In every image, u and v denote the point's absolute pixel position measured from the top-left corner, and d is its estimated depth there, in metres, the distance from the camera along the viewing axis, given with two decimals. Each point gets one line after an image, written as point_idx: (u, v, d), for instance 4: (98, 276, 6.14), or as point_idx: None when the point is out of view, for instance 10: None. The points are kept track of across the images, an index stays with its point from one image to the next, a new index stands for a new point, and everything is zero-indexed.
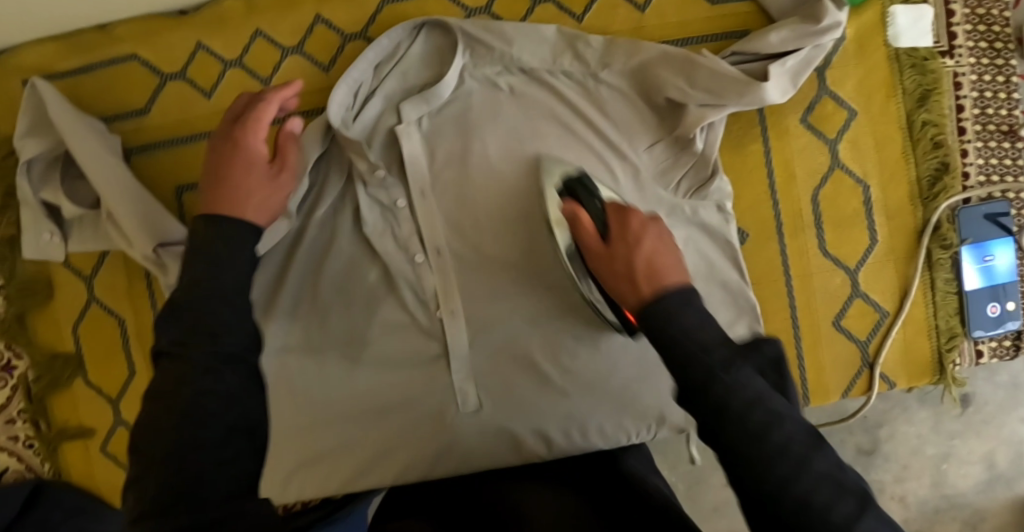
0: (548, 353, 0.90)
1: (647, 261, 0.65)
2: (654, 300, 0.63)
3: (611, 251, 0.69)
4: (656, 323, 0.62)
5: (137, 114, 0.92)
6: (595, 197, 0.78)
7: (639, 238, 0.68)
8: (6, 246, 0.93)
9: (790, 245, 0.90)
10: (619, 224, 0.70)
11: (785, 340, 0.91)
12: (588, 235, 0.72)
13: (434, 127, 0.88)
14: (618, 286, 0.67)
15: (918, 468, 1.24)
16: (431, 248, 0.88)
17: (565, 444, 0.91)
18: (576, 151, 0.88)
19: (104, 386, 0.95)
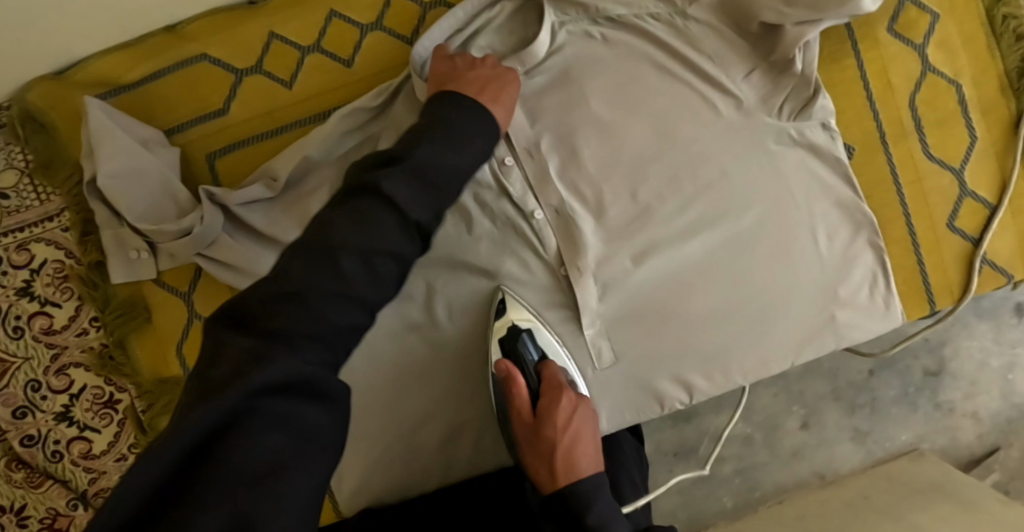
0: (675, 298, 0.87)
1: (567, 450, 0.81)
2: (569, 490, 0.79)
3: (539, 428, 0.82)
4: (574, 505, 0.78)
5: (216, 115, 0.88)
6: (534, 364, 0.86)
7: (565, 424, 0.82)
8: (96, 273, 0.89)
9: (897, 152, 0.90)
10: (550, 403, 0.83)
11: (904, 249, 0.91)
12: (522, 404, 0.84)
13: (533, 89, 0.87)
14: (539, 467, 0.82)
15: (986, 381, 1.29)
16: (549, 205, 0.86)
17: (707, 388, 0.89)
18: (676, 90, 0.88)
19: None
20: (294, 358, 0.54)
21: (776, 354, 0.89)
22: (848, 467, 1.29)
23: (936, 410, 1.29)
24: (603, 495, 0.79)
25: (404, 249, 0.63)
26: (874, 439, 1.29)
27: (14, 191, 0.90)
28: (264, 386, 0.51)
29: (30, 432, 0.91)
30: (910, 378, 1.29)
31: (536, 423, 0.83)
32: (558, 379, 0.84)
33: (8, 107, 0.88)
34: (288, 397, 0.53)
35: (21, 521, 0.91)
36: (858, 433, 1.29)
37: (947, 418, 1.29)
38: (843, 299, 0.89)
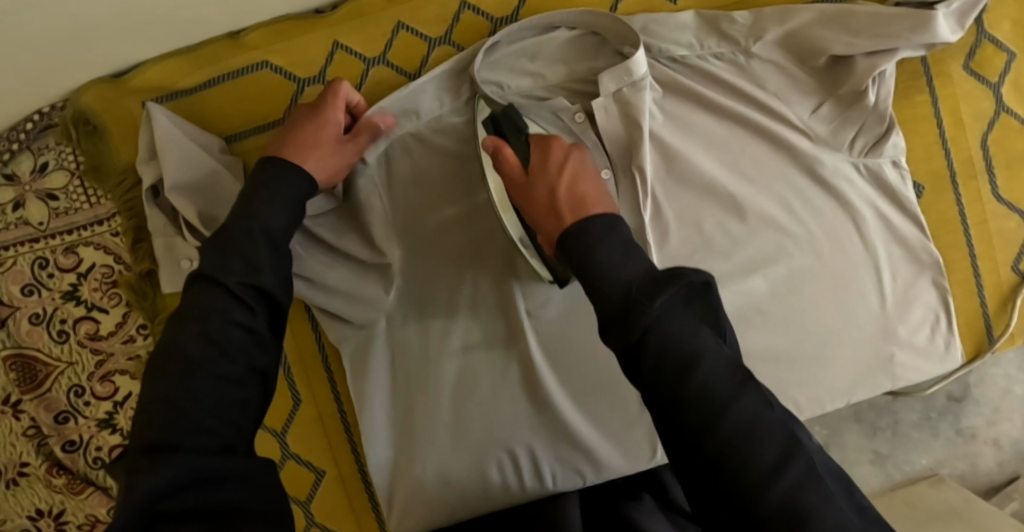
0: (737, 329, 0.86)
1: (569, 188, 0.70)
2: (574, 223, 0.67)
3: (529, 179, 0.72)
4: (583, 240, 0.65)
5: (275, 126, 0.86)
6: (522, 133, 0.79)
7: (559, 168, 0.72)
8: (145, 282, 0.87)
9: (965, 192, 0.89)
10: (540, 154, 0.74)
11: (967, 290, 0.90)
12: (511, 167, 0.74)
13: (609, 129, 0.83)
14: (543, 219, 0.71)
15: (1010, 409, 1.28)
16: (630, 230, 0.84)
17: None
18: (742, 130, 0.86)
19: (267, 420, 0.88)
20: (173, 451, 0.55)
21: (833, 391, 0.88)
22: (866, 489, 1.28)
23: (957, 436, 1.28)
24: (615, 236, 0.65)
25: (253, 321, 0.63)
26: (893, 462, 1.28)
27: (64, 193, 0.88)
28: (160, 491, 0.52)
29: (71, 437, 0.90)
30: (934, 403, 1.28)
31: (528, 177, 0.73)
32: (546, 140, 0.75)
33: (60, 107, 0.85)
34: (191, 487, 0.53)
35: (59, 525, 0.92)
36: (878, 456, 1.28)
37: (968, 444, 1.28)
38: (902, 339, 0.88)
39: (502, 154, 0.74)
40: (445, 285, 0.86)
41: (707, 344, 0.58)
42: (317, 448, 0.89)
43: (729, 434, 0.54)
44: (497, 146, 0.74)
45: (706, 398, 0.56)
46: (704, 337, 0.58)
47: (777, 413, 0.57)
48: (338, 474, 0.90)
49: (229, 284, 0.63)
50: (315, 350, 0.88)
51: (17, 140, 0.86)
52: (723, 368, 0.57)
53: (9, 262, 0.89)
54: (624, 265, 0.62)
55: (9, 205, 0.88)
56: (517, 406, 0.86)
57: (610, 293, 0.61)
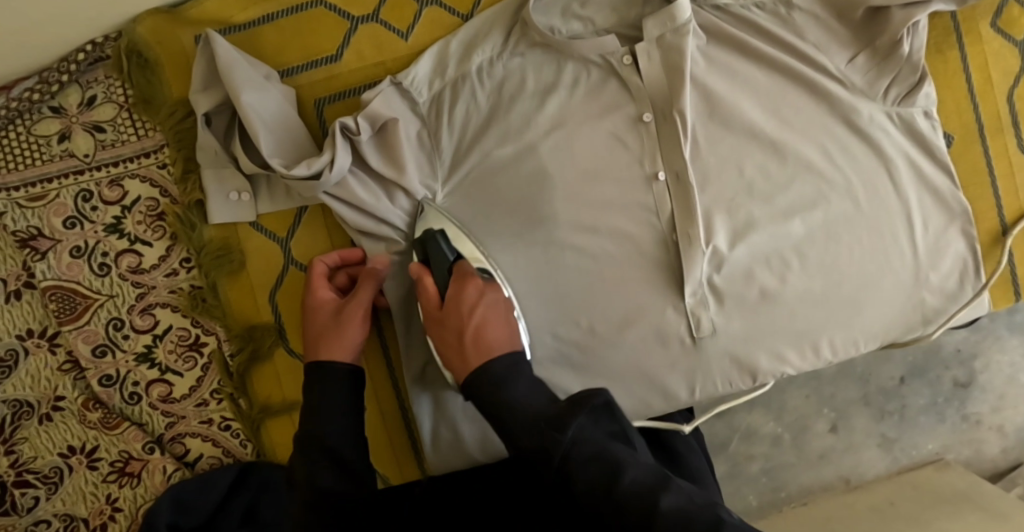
0: (771, 271, 0.88)
1: (474, 332, 0.78)
2: (478, 368, 0.75)
3: (442, 315, 0.80)
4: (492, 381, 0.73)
5: (329, 61, 0.88)
6: (448, 260, 0.82)
7: (471, 310, 0.79)
8: (194, 212, 0.87)
9: (993, 144, 0.92)
10: (457, 284, 0.81)
11: (994, 240, 0.92)
12: (430, 297, 0.82)
13: (652, 72, 0.85)
14: (448, 354, 0.80)
15: (1014, 396, 1.30)
16: (671, 171, 0.86)
17: (801, 364, 0.90)
18: (782, 80, 0.88)
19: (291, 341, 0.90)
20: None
21: (868, 335, 0.90)
22: (873, 473, 1.30)
23: (963, 422, 1.30)
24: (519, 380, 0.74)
25: None
26: (901, 447, 1.30)
27: (111, 125, 0.89)
28: None
29: (109, 371, 0.90)
30: (940, 388, 1.29)
31: (441, 311, 0.81)
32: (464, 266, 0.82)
33: (114, 38, 0.86)
34: None
35: (92, 462, 0.91)
36: (885, 440, 1.29)
37: (973, 430, 1.30)
38: (933, 286, 0.90)
39: (423, 287, 0.82)
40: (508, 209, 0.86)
41: (625, 454, 0.64)
42: None
43: None
44: (421, 275, 0.82)
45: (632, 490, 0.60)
46: (617, 448, 0.64)
47: (703, 502, 0.61)
48: (380, 409, 0.91)
49: None
50: None
51: (68, 71, 0.86)
52: (641, 472, 0.62)
53: (53, 194, 0.89)
54: (530, 403, 0.70)
55: (55, 137, 0.89)
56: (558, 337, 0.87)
57: (529, 434, 0.66)
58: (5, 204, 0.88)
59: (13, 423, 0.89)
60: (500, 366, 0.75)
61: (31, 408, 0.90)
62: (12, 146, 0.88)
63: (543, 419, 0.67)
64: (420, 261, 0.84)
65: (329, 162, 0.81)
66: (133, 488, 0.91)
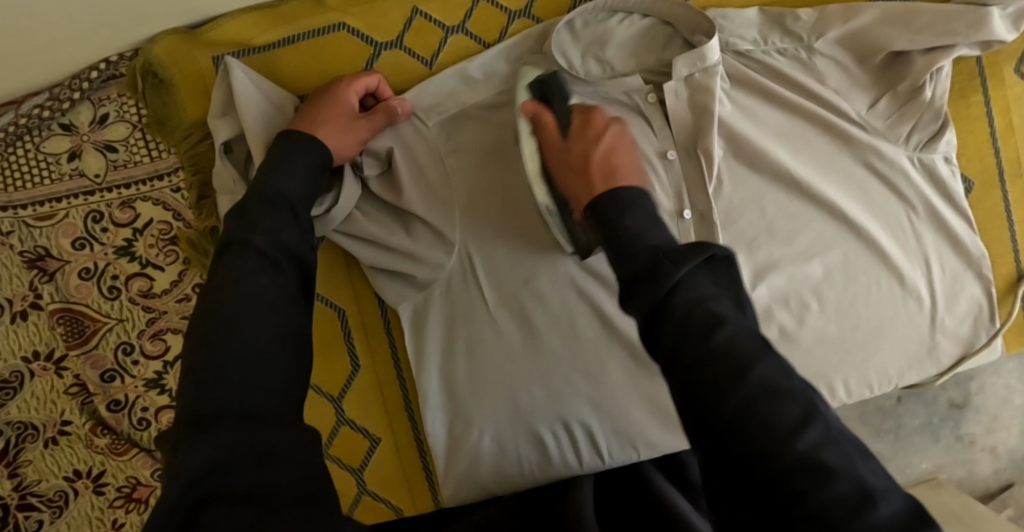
0: (792, 311, 0.87)
1: (603, 154, 0.74)
2: (605, 193, 0.69)
3: (567, 145, 0.77)
4: (613, 207, 0.67)
5: None
6: (566, 102, 0.82)
7: (598, 138, 0.76)
8: (208, 239, 0.86)
9: (1012, 190, 0.92)
10: (584, 122, 0.78)
11: (1008, 284, 0.93)
12: (551, 125, 0.79)
13: (677, 114, 0.84)
14: (573, 181, 0.75)
15: (1008, 418, 1.30)
16: (697, 211, 0.85)
17: (821, 401, 0.90)
18: (803, 122, 0.88)
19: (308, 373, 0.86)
20: (234, 439, 0.55)
21: (882, 376, 0.90)
22: None
23: (957, 442, 1.31)
24: (636, 209, 0.67)
25: (291, 316, 0.64)
26: (895, 465, 1.31)
27: (124, 145, 0.87)
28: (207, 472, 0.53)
29: (117, 396, 0.88)
30: (935, 408, 1.30)
31: (566, 145, 0.77)
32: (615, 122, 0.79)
33: (130, 57, 0.84)
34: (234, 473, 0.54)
35: (98, 487, 0.90)
36: (880, 458, 1.30)
37: (966, 450, 1.31)
38: (947, 329, 0.91)
39: (539, 120, 0.80)
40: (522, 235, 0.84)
41: (728, 311, 0.57)
42: (373, 414, 0.88)
43: (790, 470, 0.50)
44: (535, 112, 0.81)
45: (727, 348, 0.54)
46: (722, 305, 0.57)
47: (796, 381, 0.54)
48: (394, 440, 0.89)
49: (257, 245, 0.65)
50: (378, 315, 0.87)
51: (80, 89, 0.84)
52: (745, 334, 0.55)
53: (61, 214, 0.87)
54: (651, 229, 0.65)
55: (65, 156, 0.86)
56: (567, 364, 0.84)
57: (637, 259, 0.61)
58: (12, 223, 0.86)
59: (17, 445, 0.88)
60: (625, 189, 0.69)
61: (37, 431, 0.88)
62: (21, 164, 0.85)
63: (660, 249, 0.60)
64: (535, 99, 0.83)
65: (327, 211, 0.80)
66: (140, 514, 0.90)
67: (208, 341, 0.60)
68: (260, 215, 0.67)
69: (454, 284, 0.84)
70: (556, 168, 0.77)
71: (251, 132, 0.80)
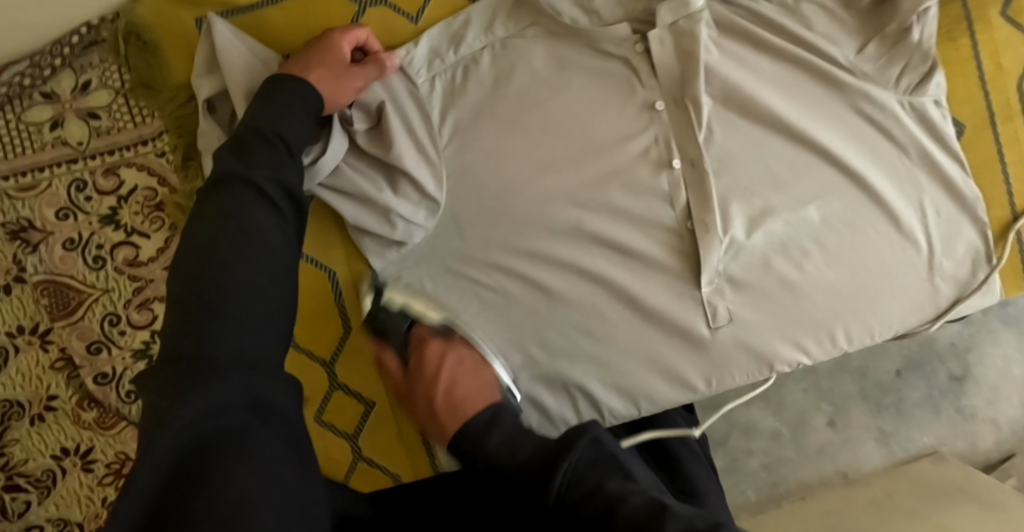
0: (788, 260, 0.86)
1: (446, 390, 0.76)
2: (456, 435, 0.72)
3: (415, 391, 0.80)
4: (472, 435, 0.70)
5: None
6: (403, 329, 0.83)
7: (438, 372, 0.79)
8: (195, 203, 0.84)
9: (1003, 132, 0.91)
10: (420, 351, 0.81)
11: (1004, 227, 0.92)
12: (453, 380, 0.77)
13: (662, 62, 0.83)
14: (478, 426, 0.72)
15: (1008, 390, 1.28)
16: (686, 159, 0.84)
17: (822, 350, 0.88)
18: (791, 71, 0.86)
19: (300, 339, 0.85)
20: (229, 388, 0.53)
21: (885, 323, 0.89)
22: (870, 466, 1.27)
23: (958, 415, 1.28)
24: (510, 422, 0.70)
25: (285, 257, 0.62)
26: (896, 441, 1.27)
27: (107, 111, 0.85)
28: (201, 416, 0.51)
29: (104, 369, 0.86)
30: (935, 382, 1.27)
31: (416, 394, 0.80)
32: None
33: (111, 20, 0.81)
34: (226, 416, 0.52)
35: (86, 464, 0.88)
36: (881, 434, 1.27)
37: (967, 423, 1.28)
38: (946, 273, 0.90)
39: (383, 365, 0.84)
40: (517, 193, 0.84)
41: (622, 490, 0.60)
42: (367, 380, 0.87)
43: None
44: (380, 352, 0.85)
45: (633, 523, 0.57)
46: (615, 483, 0.60)
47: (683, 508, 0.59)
48: (390, 404, 0.87)
49: (258, 183, 0.63)
50: (370, 277, 0.86)
51: (61, 55, 0.82)
52: (640, 499, 0.59)
53: (44, 184, 0.85)
54: (523, 445, 0.66)
55: (47, 124, 0.85)
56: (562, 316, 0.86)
57: (529, 466, 0.63)
58: None
59: (4, 423, 0.86)
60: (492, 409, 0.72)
61: (22, 408, 0.87)
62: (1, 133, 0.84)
63: (540, 461, 0.62)
64: (374, 331, 0.84)
65: (313, 162, 0.79)
66: None
67: (208, 281, 0.57)
68: (256, 156, 0.66)
69: (450, 238, 0.85)
70: (410, 406, 0.82)
71: (236, 89, 0.79)
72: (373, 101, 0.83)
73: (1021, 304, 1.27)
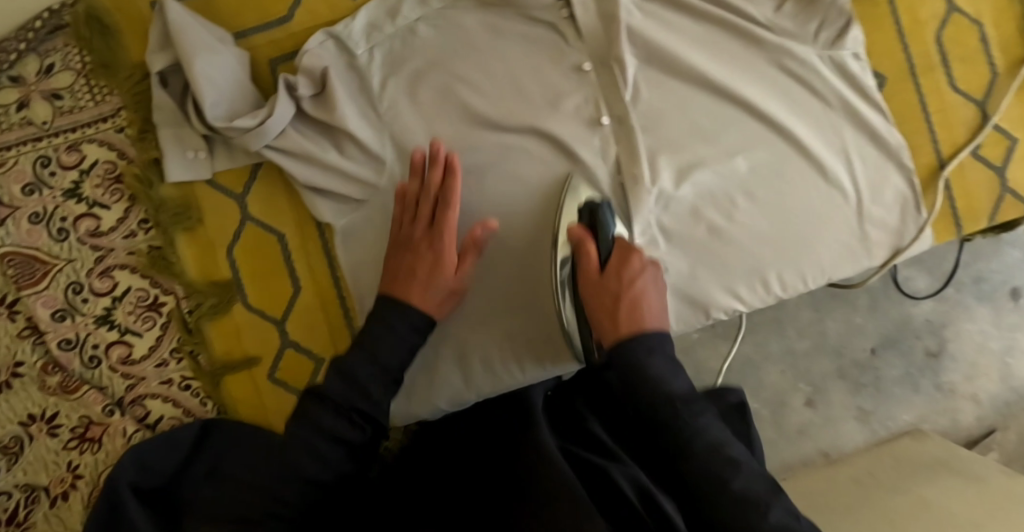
0: (719, 209, 0.89)
1: (634, 300, 0.74)
2: (631, 338, 0.72)
3: (602, 280, 0.76)
4: (629, 361, 0.71)
5: (279, 22, 0.89)
6: (610, 235, 0.80)
7: (630, 278, 0.76)
8: (152, 170, 0.89)
9: (924, 83, 0.95)
10: (620, 259, 0.77)
11: (931, 173, 0.95)
12: (591, 262, 0.77)
13: (587, 24, 0.87)
14: (602, 320, 0.75)
15: (986, 364, 1.25)
16: (615, 116, 0.88)
17: (756, 297, 0.91)
18: (713, 30, 0.91)
19: (253, 297, 0.89)
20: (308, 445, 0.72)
21: (816, 268, 0.92)
22: (852, 447, 1.23)
23: (937, 392, 1.25)
24: (663, 351, 0.72)
25: None
26: (877, 419, 1.24)
27: (69, 92, 0.90)
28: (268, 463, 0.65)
29: (68, 335, 0.90)
30: (913, 358, 1.24)
31: (609, 295, 0.75)
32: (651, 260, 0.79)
33: (71, 5, 0.89)
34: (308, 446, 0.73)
35: (52, 430, 0.89)
36: (862, 413, 1.23)
37: (947, 399, 1.25)
38: (875, 219, 0.93)
39: (585, 250, 0.78)
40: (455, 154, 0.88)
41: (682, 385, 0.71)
42: (317, 336, 0.90)
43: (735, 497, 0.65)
44: (583, 240, 0.78)
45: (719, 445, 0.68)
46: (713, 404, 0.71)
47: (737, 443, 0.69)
48: (338, 359, 0.90)
49: None
50: (316, 237, 0.89)
51: (26, 40, 0.89)
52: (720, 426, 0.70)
53: (10, 161, 0.90)
54: (671, 380, 0.70)
55: (13, 106, 0.90)
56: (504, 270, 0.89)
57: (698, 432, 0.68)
58: None
59: None
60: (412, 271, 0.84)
61: None
62: None
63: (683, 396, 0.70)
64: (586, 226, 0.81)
65: (259, 124, 0.83)
66: (93, 455, 0.89)
67: None
68: None
69: None
70: (588, 300, 0.77)
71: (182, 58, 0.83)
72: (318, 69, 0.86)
73: (994, 280, 1.24)
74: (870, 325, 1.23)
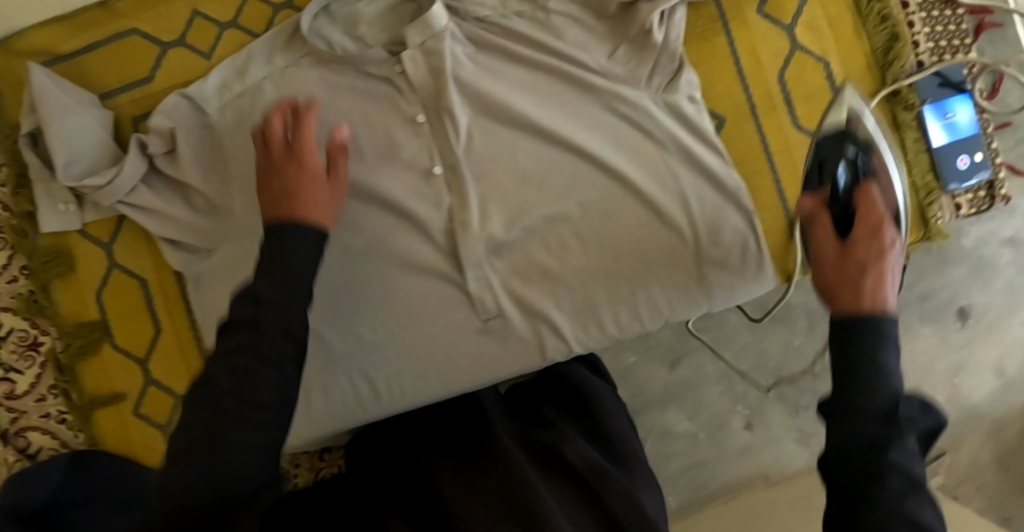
0: (550, 253, 0.93)
1: (876, 273, 0.69)
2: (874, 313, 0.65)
3: (848, 253, 0.71)
4: (859, 331, 0.64)
5: (142, 82, 0.97)
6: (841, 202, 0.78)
7: (881, 253, 0.70)
8: (25, 221, 0.96)
9: (767, 122, 0.96)
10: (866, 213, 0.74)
11: (774, 212, 0.96)
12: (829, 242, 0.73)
13: (417, 77, 0.92)
14: (840, 291, 0.68)
15: (931, 386, 1.20)
16: (448, 164, 0.92)
17: (587, 338, 0.93)
18: (545, 78, 0.94)
19: (118, 339, 0.96)
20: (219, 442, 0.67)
21: (649, 309, 0.94)
22: (795, 468, 1.20)
23: None
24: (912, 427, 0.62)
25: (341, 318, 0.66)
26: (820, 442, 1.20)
27: None
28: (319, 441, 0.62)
29: None
30: None
31: (839, 256, 0.71)
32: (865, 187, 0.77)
33: None
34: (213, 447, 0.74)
35: None
36: (802, 435, 1.20)
37: None
38: (713, 260, 0.94)
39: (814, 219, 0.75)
40: None
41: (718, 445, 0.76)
42: (177, 377, 0.97)
43: None
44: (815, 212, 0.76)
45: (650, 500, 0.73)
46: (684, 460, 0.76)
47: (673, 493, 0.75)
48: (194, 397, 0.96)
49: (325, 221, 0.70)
50: (174, 284, 0.96)
51: None
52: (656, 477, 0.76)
53: None
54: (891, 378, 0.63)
55: None
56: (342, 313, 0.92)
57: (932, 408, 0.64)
58: None
59: None
60: (293, 227, 0.73)
61: None
62: None
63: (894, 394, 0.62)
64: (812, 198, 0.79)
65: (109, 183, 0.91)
66: None
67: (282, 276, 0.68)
68: None
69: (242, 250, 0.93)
70: (818, 281, 0.71)
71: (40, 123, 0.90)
72: (167, 128, 0.92)
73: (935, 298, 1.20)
74: (809, 347, 1.19)
